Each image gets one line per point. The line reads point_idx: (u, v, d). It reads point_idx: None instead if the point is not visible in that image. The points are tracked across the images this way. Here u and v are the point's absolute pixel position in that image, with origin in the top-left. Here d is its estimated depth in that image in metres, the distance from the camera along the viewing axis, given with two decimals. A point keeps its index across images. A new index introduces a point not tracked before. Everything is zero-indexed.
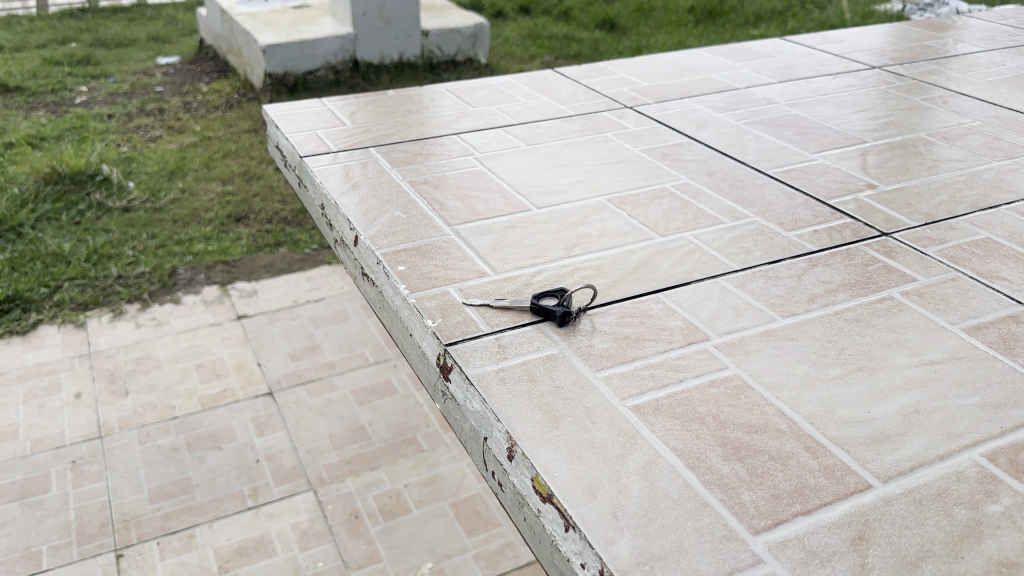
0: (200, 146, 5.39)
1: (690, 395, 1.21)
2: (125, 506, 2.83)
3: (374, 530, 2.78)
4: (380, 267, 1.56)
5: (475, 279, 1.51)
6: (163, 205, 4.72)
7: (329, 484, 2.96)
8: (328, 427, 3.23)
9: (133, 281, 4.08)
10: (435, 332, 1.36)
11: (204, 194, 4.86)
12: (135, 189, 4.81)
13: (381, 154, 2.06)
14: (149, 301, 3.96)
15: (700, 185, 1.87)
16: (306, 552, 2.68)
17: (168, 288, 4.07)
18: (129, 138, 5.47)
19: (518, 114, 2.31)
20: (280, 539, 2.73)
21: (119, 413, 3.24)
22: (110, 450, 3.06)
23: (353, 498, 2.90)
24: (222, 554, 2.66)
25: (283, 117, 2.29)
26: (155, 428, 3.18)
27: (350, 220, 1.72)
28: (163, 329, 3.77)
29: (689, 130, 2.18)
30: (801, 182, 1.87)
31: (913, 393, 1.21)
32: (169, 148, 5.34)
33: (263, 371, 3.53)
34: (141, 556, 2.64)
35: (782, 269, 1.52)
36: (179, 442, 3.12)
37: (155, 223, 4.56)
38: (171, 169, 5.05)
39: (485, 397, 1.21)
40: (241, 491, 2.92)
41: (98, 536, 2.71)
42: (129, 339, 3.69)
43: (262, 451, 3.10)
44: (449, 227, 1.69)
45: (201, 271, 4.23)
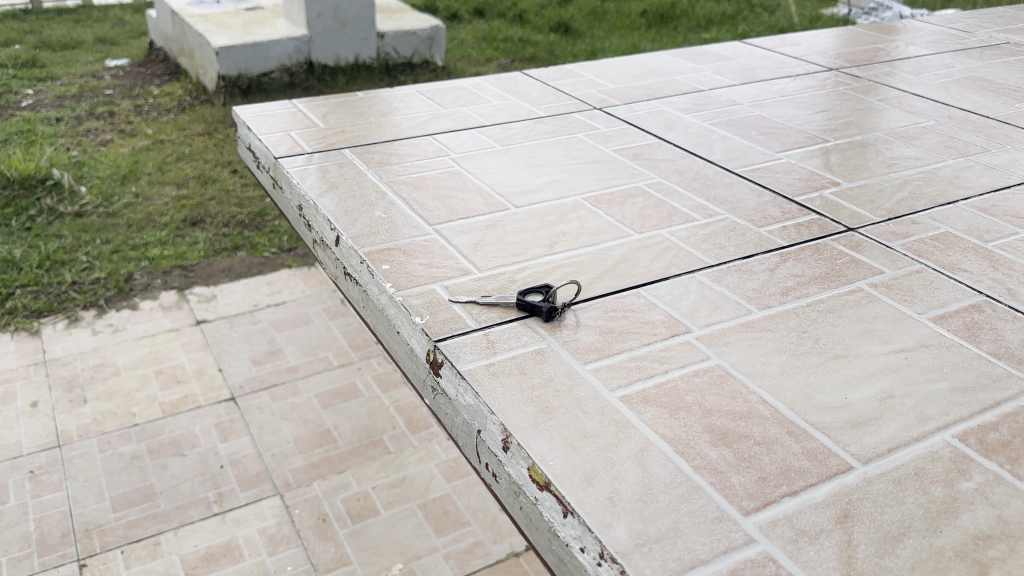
0: (154, 150, 5.32)
1: (676, 384, 1.25)
2: (86, 515, 2.80)
3: (342, 533, 2.79)
4: (364, 266, 1.58)
5: (460, 276, 1.53)
6: (115, 210, 4.65)
7: (295, 488, 2.96)
8: (293, 431, 3.22)
9: (88, 287, 4.02)
10: (424, 329, 1.38)
11: (159, 198, 4.80)
12: (87, 194, 4.73)
13: (356, 155, 2.07)
14: (105, 308, 3.91)
15: (672, 183, 1.92)
16: (273, 557, 2.68)
17: (125, 293, 4.02)
18: (78, 142, 5.38)
19: (490, 116, 2.34)
20: (246, 544, 2.73)
21: (76, 421, 3.20)
22: (68, 459, 3.02)
23: (320, 502, 2.91)
24: (187, 561, 2.65)
25: (254, 118, 2.28)
26: (115, 436, 3.14)
27: (330, 220, 1.73)
28: (121, 335, 3.73)
29: (658, 131, 2.23)
30: (768, 180, 1.93)
31: (886, 379, 1.27)
32: (120, 152, 5.26)
33: (224, 376, 3.51)
34: (104, 565, 2.61)
35: (756, 263, 1.57)
36: (141, 450, 3.09)
37: (109, 228, 4.50)
38: (124, 174, 4.98)
39: (478, 391, 1.24)
40: (206, 497, 2.90)
41: (59, 546, 2.68)
42: (85, 346, 3.64)
43: (227, 456, 3.08)
44: (429, 226, 1.71)
45: (158, 276, 4.18)
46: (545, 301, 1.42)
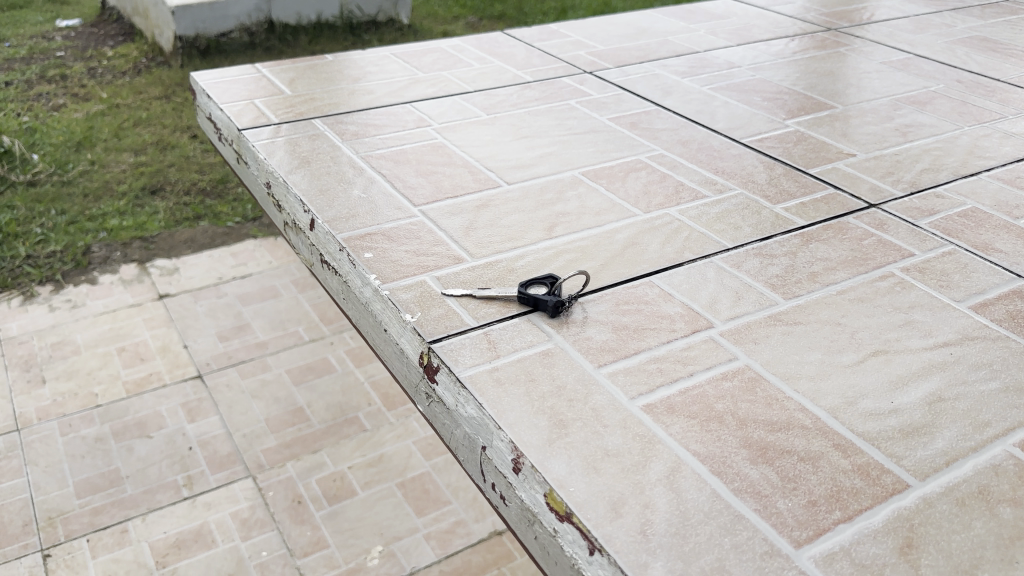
0: (108, 114, 5.05)
1: (703, 390, 1.11)
2: (48, 503, 2.63)
3: (319, 515, 2.65)
4: (344, 255, 1.42)
5: (452, 265, 1.38)
6: (70, 178, 4.42)
7: (268, 469, 2.81)
8: (265, 410, 3.07)
9: (43, 262, 3.81)
10: (416, 329, 1.23)
11: (115, 166, 4.56)
12: (40, 161, 4.48)
13: (329, 126, 1.89)
14: (62, 283, 3.70)
15: (676, 156, 1.77)
16: (247, 542, 2.54)
17: (82, 268, 3.81)
18: (29, 106, 5.09)
19: (472, 81, 2.17)
20: (218, 530, 2.58)
21: (35, 403, 3.01)
22: (28, 444, 2.84)
23: (294, 484, 2.76)
24: (157, 549, 2.50)
25: (214, 85, 2.09)
26: (77, 418, 2.96)
27: (303, 201, 1.57)
28: (80, 312, 3.53)
29: (655, 97, 2.08)
30: (778, 151, 1.79)
31: (933, 379, 1.15)
32: (75, 116, 5.00)
33: (190, 353, 3.33)
34: (70, 555, 2.46)
35: (776, 246, 1.44)
36: (105, 432, 2.91)
37: (64, 197, 4.28)
38: (78, 140, 4.73)
39: (481, 402, 1.10)
40: (175, 481, 2.74)
41: (20, 536, 2.51)
42: (41, 323, 3.44)
43: (196, 437, 2.92)
44: (414, 206, 1.55)
45: (117, 249, 3.97)
46: (549, 295, 1.27)
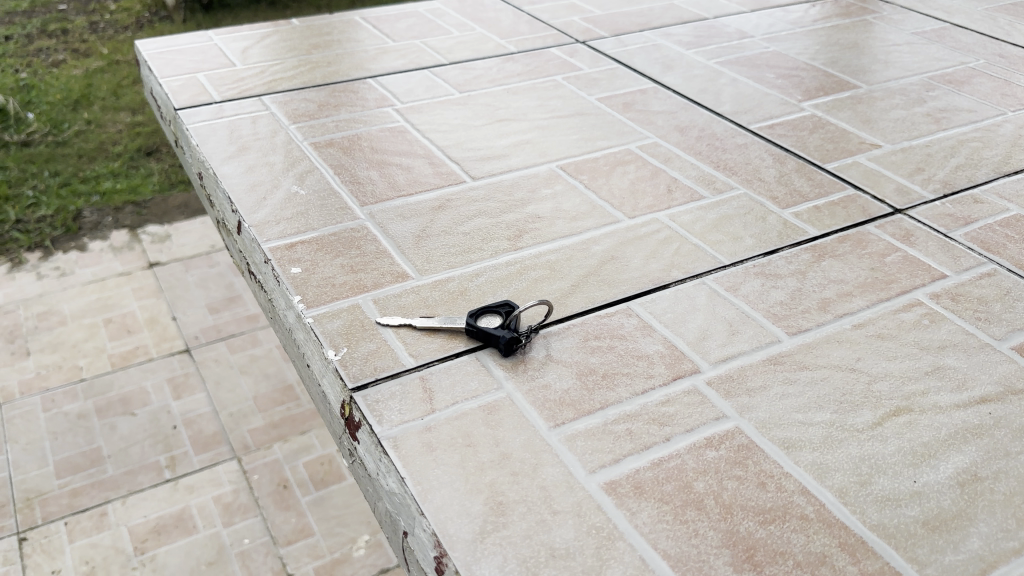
0: (109, 72, 4.04)
1: (682, 463, 0.89)
2: (25, 483, 2.10)
3: (306, 501, 2.13)
4: (268, 269, 1.20)
5: (392, 285, 1.16)
6: (65, 139, 3.52)
7: (256, 450, 2.24)
8: (253, 386, 2.44)
9: (33, 226, 3.04)
10: (338, 371, 1.02)
11: (112, 126, 3.64)
12: (34, 120, 3.57)
13: (279, 104, 1.66)
14: (52, 248, 2.95)
15: (671, 145, 1.53)
16: (229, 529, 2.03)
17: (73, 234, 3.04)
18: (26, 60, 4.06)
19: (448, 52, 1.93)
20: (200, 513, 2.05)
21: (16, 376, 2.40)
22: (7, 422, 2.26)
23: (283, 466, 2.21)
24: (136, 534, 1.99)
25: (157, 56, 1.86)
26: (59, 393, 2.36)
27: (231, 198, 1.34)
28: (67, 280, 2.80)
29: (653, 73, 1.83)
30: (790, 140, 1.55)
31: (966, 450, 0.92)
32: (73, 73, 3.98)
33: (180, 325, 2.64)
34: (46, 539, 1.96)
35: (781, 264, 1.21)
36: (87, 409, 2.32)
37: (58, 158, 3.41)
38: (74, 97, 3.77)
39: (403, 475, 0.88)
40: (155, 461, 2.18)
41: None
42: (27, 292, 2.73)
43: (182, 414, 2.32)
44: (359, 207, 1.33)
45: (110, 213, 3.16)
46: (503, 327, 1.05)
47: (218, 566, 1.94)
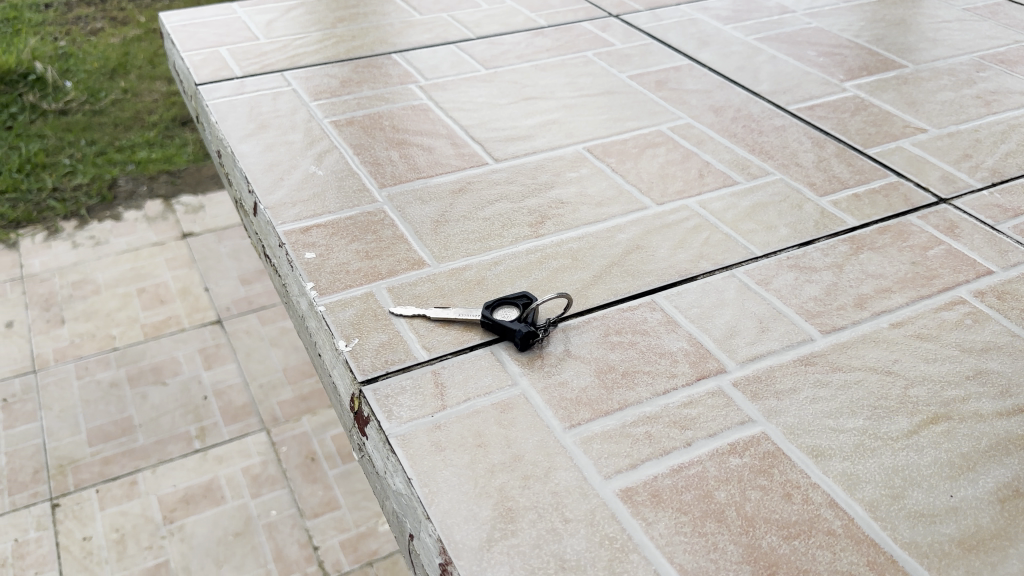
0: (147, 41, 3.96)
1: (703, 471, 0.84)
2: (59, 450, 2.10)
3: (331, 475, 2.11)
4: (282, 253, 1.17)
5: (408, 273, 1.12)
6: (102, 108, 3.45)
7: (284, 422, 2.22)
8: (283, 358, 2.42)
9: (69, 195, 3.00)
10: (348, 362, 0.98)
11: (149, 96, 3.57)
12: (72, 89, 3.51)
13: (301, 80, 1.61)
14: (88, 218, 2.91)
15: (705, 127, 1.47)
16: (256, 501, 2.02)
17: (109, 203, 2.99)
18: (66, 31, 3.98)
19: (476, 25, 1.87)
20: (228, 485, 2.05)
21: (52, 344, 2.39)
22: (41, 388, 2.26)
23: (310, 439, 2.19)
24: (165, 503, 1.99)
25: (180, 29, 1.82)
26: (93, 361, 2.35)
27: (248, 178, 1.31)
28: (104, 249, 2.77)
29: (688, 49, 1.76)
30: (830, 122, 1.48)
31: (1008, 463, 0.86)
32: (110, 42, 3.90)
33: (211, 296, 2.62)
34: (78, 505, 1.97)
35: (817, 256, 1.15)
36: (120, 377, 2.31)
37: (94, 127, 3.35)
38: (111, 66, 3.71)
39: (409, 476, 0.84)
40: (186, 431, 2.17)
41: (28, 484, 2.02)
42: (66, 260, 2.72)
43: (212, 385, 2.31)
44: (378, 190, 1.29)
45: (145, 183, 3.11)
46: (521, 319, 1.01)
47: (244, 537, 1.93)
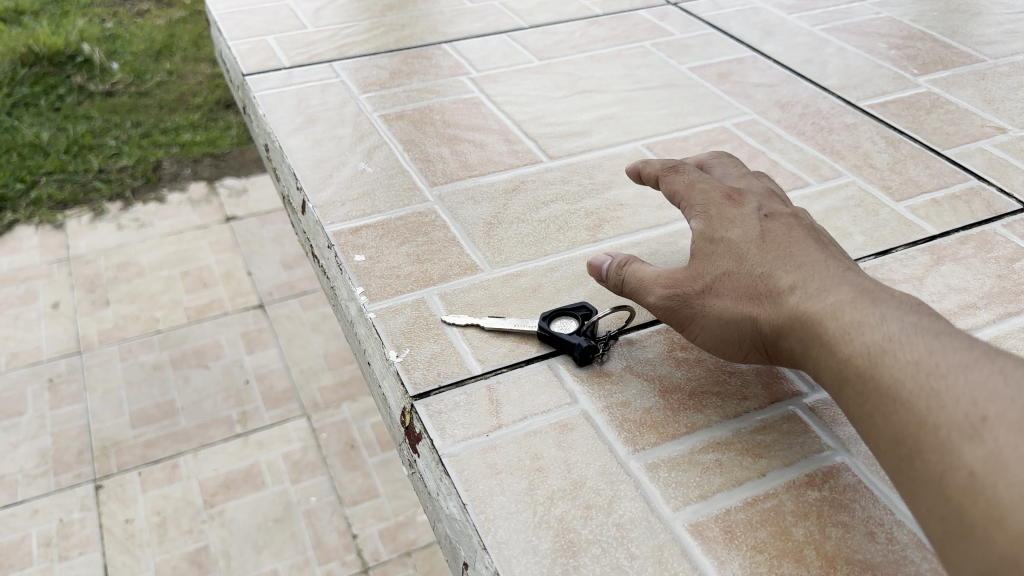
0: (191, 22, 3.94)
1: (779, 505, 0.79)
2: (103, 432, 2.09)
3: (371, 463, 2.08)
4: (331, 254, 1.13)
5: (461, 278, 1.07)
6: (147, 89, 3.43)
7: (324, 408, 2.19)
8: (324, 344, 2.39)
9: (115, 176, 2.99)
10: (400, 374, 0.94)
11: (193, 78, 3.55)
12: (118, 70, 3.49)
13: (350, 71, 1.57)
14: (132, 200, 2.90)
15: (772, 124, 1.40)
16: (297, 487, 2.00)
17: (153, 184, 2.98)
18: (113, 11, 3.97)
19: (529, 14, 1.81)
20: (268, 470, 2.03)
21: (97, 326, 2.38)
22: (86, 369, 2.25)
23: (350, 426, 2.16)
24: (206, 488, 1.97)
25: (227, 16, 1.79)
26: (137, 343, 2.34)
27: (296, 174, 1.27)
28: (148, 231, 2.76)
29: (752, 40, 1.68)
30: (904, 120, 1.40)
31: None
32: (156, 24, 3.89)
33: (254, 281, 2.60)
34: (121, 488, 1.96)
35: (895, 267, 1.08)
36: (163, 359, 2.29)
37: (140, 109, 3.33)
38: (157, 48, 3.69)
39: (464, 501, 0.80)
40: (227, 415, 2.15)
41: (73, 465, 2.01)
42: (111, 241, 2.71)
43: (254, 369, 2.29)
44: (428, 188, 1.25)
45: (189, 165, 3.10)
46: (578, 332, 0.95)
47: (284, 523, 1.92)
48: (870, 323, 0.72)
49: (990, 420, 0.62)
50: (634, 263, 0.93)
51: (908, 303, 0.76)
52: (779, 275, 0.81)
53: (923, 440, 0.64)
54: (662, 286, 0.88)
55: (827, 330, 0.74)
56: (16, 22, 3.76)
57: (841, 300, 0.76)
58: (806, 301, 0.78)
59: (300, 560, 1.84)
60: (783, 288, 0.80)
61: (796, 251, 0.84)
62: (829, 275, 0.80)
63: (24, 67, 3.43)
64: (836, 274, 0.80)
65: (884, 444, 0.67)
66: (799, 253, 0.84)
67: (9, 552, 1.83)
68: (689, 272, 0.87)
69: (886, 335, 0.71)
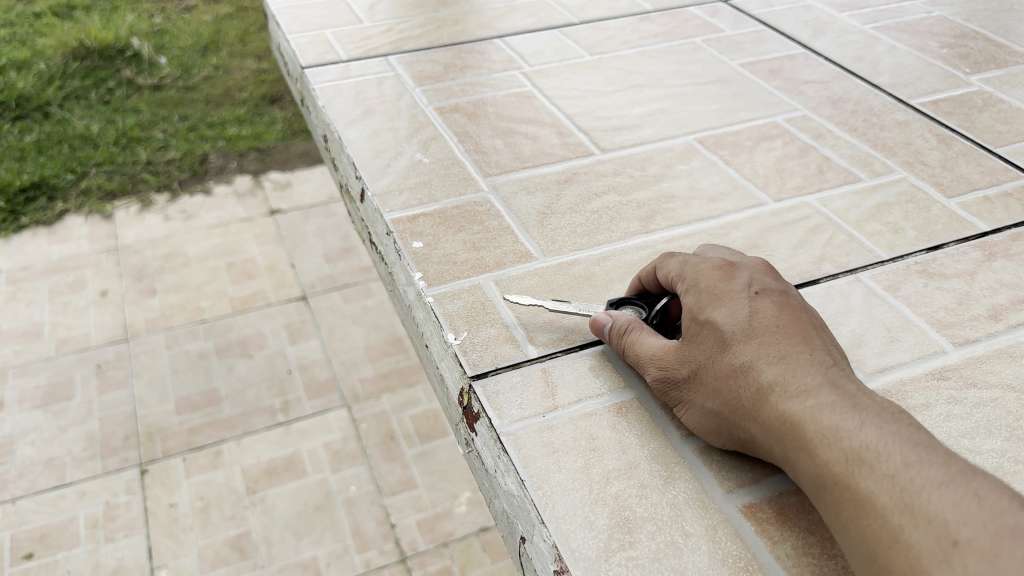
0: (237, 18, 3.91)
1: None
2: (149, 419, 2.05)
3: (410, 455, 2.02)
4: (389, 241, 1.16)
5: (516, 266, 1.10)
6: (194, 84, 3.38)
7: (364, 400, 2.14)
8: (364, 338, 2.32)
9: (163, 168, 2.93)
10: (458, 356, 0.97)
11: (240, 73, 3.49)
12: (166, 65, 3.43)
13: (405, 65, 1.60)
14: (179, 192, 2.84)
15: (823, 119, 1.41)
16: (337, 476, 1.95)
17: (200, 178, 2.92)
18: (162, 6, 3.93)
19: (579, 10, 1.83)
20: (310, 459, 1.98)
21: (144, 314, 2.34)
22: (133, 357, 2.21)
23: (389, 418, 2.10)
24: (247, 474, 1.93)
25: (285, 10, 1.83)
26: (182, 333, 2.29)
27: (355, 163, 1.31)
28: (194, 224, 2.70)
29: (803, 37, 1.69)
30: (956, 118, 1.40)
31: None
32: (204, 18, 3.85)
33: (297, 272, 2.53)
34: (165, 473, 1.92)
35: (947, 262, 1.09)
36: (208, 349, 2.25)
37: (188, 104, 3.27)
38: (204, 44, 3.63)
39: (523, 477, 0.82)
40: (270, 405, 2.10)
41: (119, 450, 1.97)
42: (158, 232, 2.66)
43: (297, 359, 2.24)
44: (483, 179, 1.27)
45: (234, 159, 3.03)
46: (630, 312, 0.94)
47: (324, 512, 1.87)
48: (851, 430, 0.69)
49: (960, 545, 0.59)
50: (635, 332, 0.90)
51: (892, 411, 0.72)
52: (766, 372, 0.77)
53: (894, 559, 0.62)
54: (655, 369, 0.86)
55: (805, 434, 0.71)
56: (67, 17, 3.72)
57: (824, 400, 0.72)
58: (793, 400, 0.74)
59: (339, 549, 1.80)
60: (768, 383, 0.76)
61: (782, 337, 0.80)
62: (818, 369, 0.76)
63: (75, 61, 3.40)
64: (825, 375, 0.76)
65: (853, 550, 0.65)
66: (792, 346, 0.79)
67: (56, 533, 1.80)
68: (679, 354, 0.84)
69: (867, 444, 0.68)
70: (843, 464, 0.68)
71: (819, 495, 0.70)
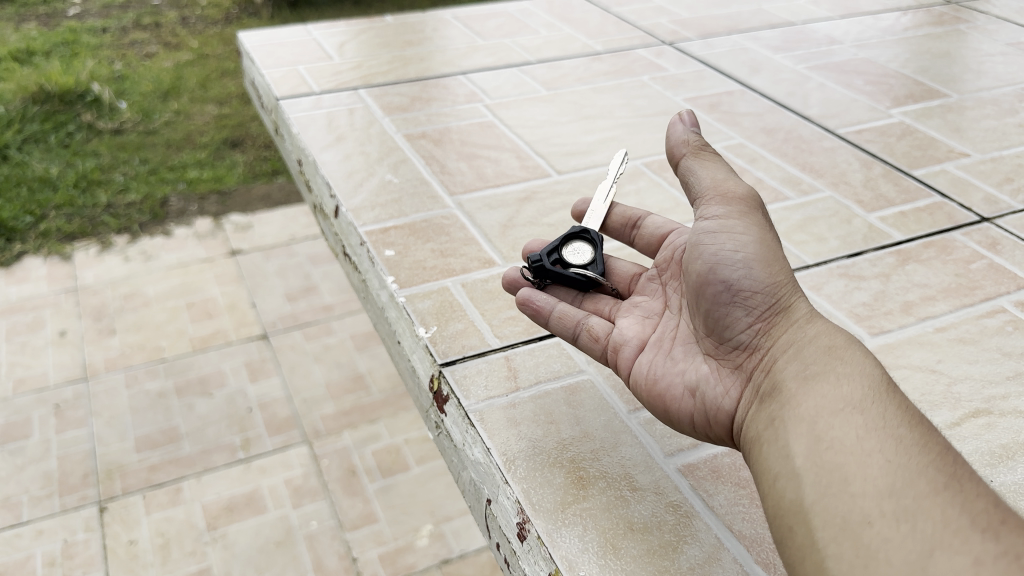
0: (198, 65, 3.90)
1: None
2: (107, 457, 1.91)
3: (372, 489, 1.88)
4: (364, 250, 1.26)
5: (480, 270, 1.21)
6: (154, 128, 3.35)
7: (326, 436, 2.00)
8: (326, 373, 2.19)
9: (122, 211, 2.84)
10: (430, 347, 1.06)
11: (200, 118, 3.48)
12: (126, 110, 3.43)
13: (373, 97, 1.72)
14: (139, 233, 2.74)
15: (758, 146, 1.55)
16: (298, 512, 1.81)
17: (160, 219, 2.83)
18: (122, 53, 3.92)
19: (536, 51, 1.97)
20: (270, 495, 1.84)
21: (103, 352, 2.21)
22: (92, 396, 2.07)
23: (351, 453, 1.96)
24: (206, 510, 1.80)
25: (259, 48, 1.94)
26: (143, 371, 2.15)
27: (330, 184, 1.41)
28: (155, 264, 2.58)
29: (741, 75, 1.85)
30: (877, 146, 1.55)
31: None
32: (164, 66, 3.84)
33: (260, 311, 2.41)
34: (123, 511, 1.79)
35: (866, 266, 1.22)
36: (169, 387, 2.11)
37: (147, 147, 3.24)
38: (165, 89, 3.63)
39: (488, 445, 0.92)
40: (231, 441, 1.97)
41: (75, 489, 1.84)
42: (118, 273, 2.53)
43: (258, 397, 2.10)
44: (449, 197, 1.38)
45: (195, 201, 2.95)
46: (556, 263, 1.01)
47: (286, 547, 1.74)
48: (870, 393, 0.70)
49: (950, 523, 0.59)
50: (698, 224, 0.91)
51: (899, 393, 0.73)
52: (801, 313, 0.81)
53: (893, 501, 0.62)
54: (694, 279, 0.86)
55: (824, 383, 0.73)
56: (27, 62, 3.76)
57: (851, 351, 0.75)
58: (820, 345, 0.77)
59: None
60: (799, 323, 0.79)
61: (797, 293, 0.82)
62: (820, 328, 0.79)
63: (33, 105, 3.40)
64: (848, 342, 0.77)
65: (837, 482, 0.65)
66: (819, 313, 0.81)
67: (12, 571, 1.67)
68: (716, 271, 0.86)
69: (882, 413, 0.68)
70: (860, 409, 0.69)
71: (814, 424, 0.70)
